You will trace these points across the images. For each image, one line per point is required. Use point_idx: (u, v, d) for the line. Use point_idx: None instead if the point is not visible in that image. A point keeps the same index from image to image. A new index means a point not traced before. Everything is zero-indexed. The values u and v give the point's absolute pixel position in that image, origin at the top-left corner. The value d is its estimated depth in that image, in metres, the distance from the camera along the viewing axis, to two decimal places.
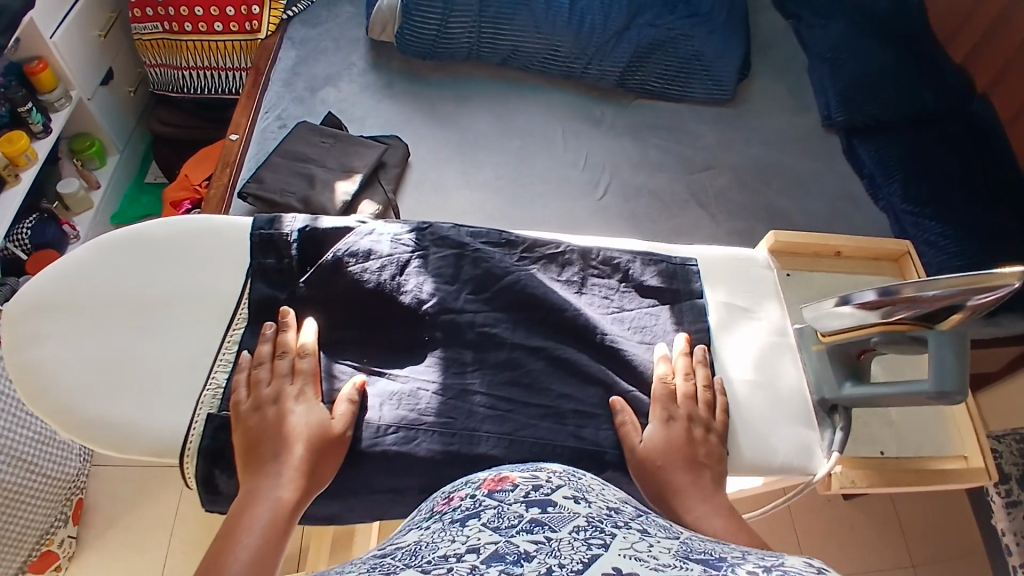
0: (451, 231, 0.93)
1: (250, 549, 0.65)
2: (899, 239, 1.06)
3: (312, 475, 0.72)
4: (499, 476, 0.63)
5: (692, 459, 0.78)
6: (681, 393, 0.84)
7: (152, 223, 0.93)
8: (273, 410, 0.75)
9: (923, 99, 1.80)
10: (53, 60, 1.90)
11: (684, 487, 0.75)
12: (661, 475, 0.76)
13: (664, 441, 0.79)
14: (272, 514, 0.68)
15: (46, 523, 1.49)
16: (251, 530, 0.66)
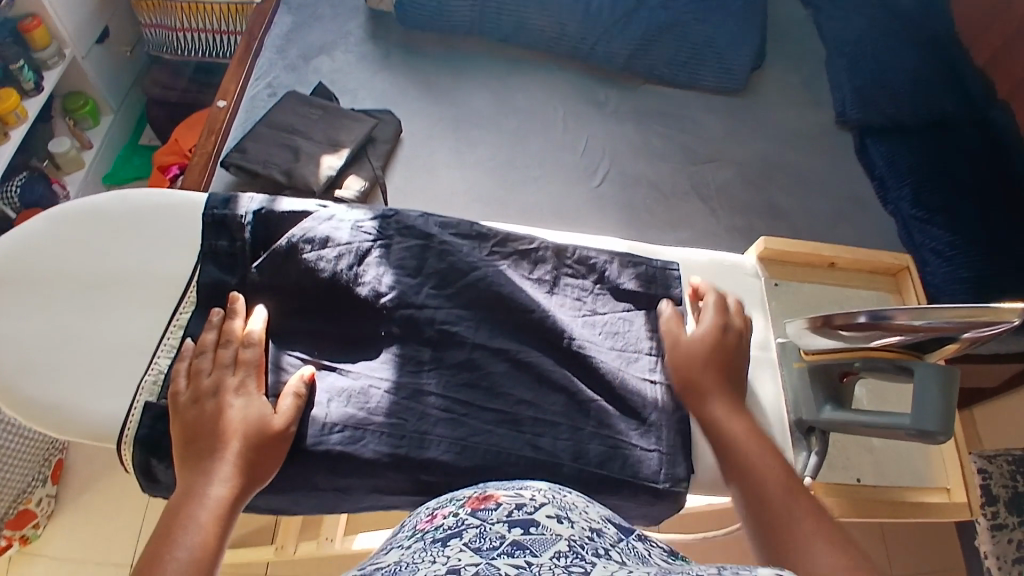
0: (418, 220, 0.88)
1: (189, 549, 0.60)
2: (898, 252, 1.01)
3: (253, 471, 0.68)
4: (483, 492, 0.63)
5: (733, 364, 0.81)
6: (733, 307, 0.86)
7: (109, 197, 0.90)
8: (213, 402, 0.71)
9: (942, 100, 1.71)
10: (46, 16, 1.84)
11: (712, 381, 0.79)
12: (699, 367, 0.80)
13: (710, 341, 0.81)
14: (211, 512, 0.64)
15: (23, 482, 1.44)
16: (190, 530, 0.62)
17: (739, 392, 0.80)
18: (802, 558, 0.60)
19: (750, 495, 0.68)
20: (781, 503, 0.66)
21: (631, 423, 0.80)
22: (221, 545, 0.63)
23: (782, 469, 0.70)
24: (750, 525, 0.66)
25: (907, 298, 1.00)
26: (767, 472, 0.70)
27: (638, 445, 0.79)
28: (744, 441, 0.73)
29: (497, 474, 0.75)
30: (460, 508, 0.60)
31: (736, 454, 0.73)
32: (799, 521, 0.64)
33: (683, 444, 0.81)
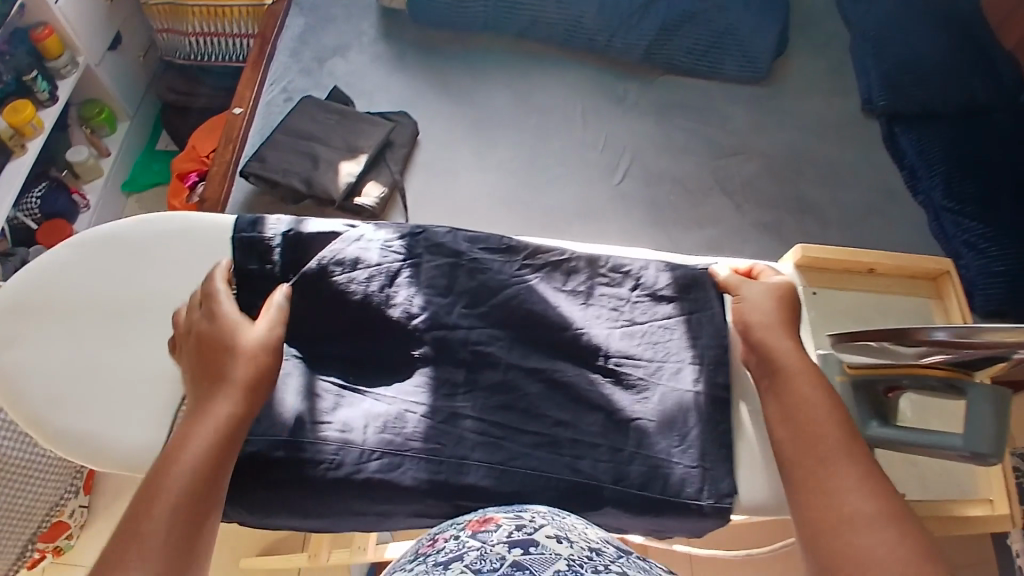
0: (446, 236, 0.86)
1: (195, 468, 0.61)
2: (940, 257, 0.99)
3: (256, 399, 0.69)
4: (482, 517, 0.65)
5: (798, 312, 0.82)
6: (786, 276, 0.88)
7: (130, 222, 0.90)
8: (216, 328, 0.71)
9: (974, 86, 1.66)
10: (57, 25, 1.81)
11: (776, 323, 0.79)
12: (764, 309, 0.80)
13: (783, 287, 0.82)
14: (219, 423, 0.65)
15: (55, 494, 1.40)
16: (196, 452, 0.62)
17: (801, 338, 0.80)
18: (846, 505, 0.62)
19: (805, 436, 0.69)
20: (837, 450, 0.67)
21: (671, 439, 0.78)
22: (227, 470, 0.64)
23: (840, 420, 0.69)
24: (797, 468, 0.68)
25: (948, 304, 0.98)
26: (822, 417, 0.70)
27: (678, 462, 0.77)
28: (805, 383, 0.73)
29: (538, 498, 0.74)
30: (461, 532, 0.62)
31: (795, 400, 0.72)
32: (849, 470, 0.65)
33: (726, 462, 0.78)
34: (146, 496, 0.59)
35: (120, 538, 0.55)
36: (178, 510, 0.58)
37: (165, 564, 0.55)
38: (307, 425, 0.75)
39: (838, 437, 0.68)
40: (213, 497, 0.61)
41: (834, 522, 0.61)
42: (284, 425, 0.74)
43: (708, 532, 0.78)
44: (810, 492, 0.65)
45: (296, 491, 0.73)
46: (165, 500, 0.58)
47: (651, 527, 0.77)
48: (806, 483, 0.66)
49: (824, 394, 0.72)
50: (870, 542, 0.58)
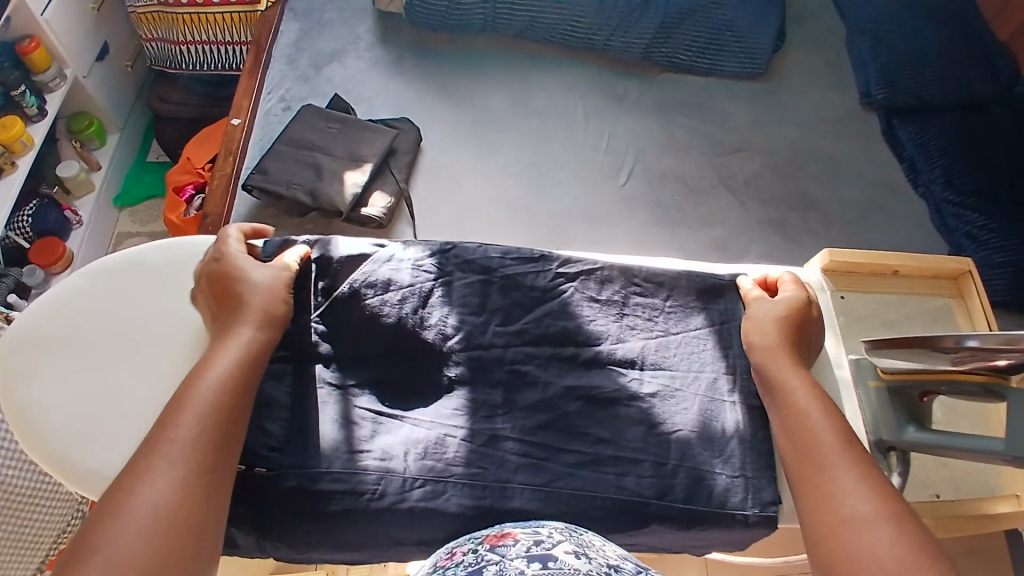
0: (476, 252, 0.86)
1: (216, 388, 0.66)
2: (961, 257, 0.99)
3: (274, 334, 0.74)
4: (500, 531, 0.67)
5: (806, 336, 0.80)
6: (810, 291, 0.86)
7: (146, 248, 0.88)
8: (236, 267, 0.76)
9: (970, 82, 1.65)
10: (44, 37, 1.67)
11: (775, 348, 0.77)
12: (763, 332, 0.79)
13: (790, 308, 0.80)
14: (241, 350, 0.70)
15: (64, 519, 1.30)
16: (216, 375, 0.67)
17: (806, 363, 0.79)
18: (849, 510, 0.63)
19: (802, 445, 0.70)
20: (834, 457, 0.67)
21: (713, 450, 0.78)
22: (247, 393, 0.69)
23: (837, 426, 0.70)
24: (798, 477, 0.69)
25: (969, 302, 0.98)
26: (818, 425, 0.70)
27: (721, 472, 0.77)
28: (798, 391, 0.74)
29: (582, 519, 0.73)
30: (480, 545, 0.64)
31: (791, 406, 0.73)
32: (847, 476, 0.65)
33: (771, 472, 0.77)
34: (170, 411, 0.64)
35: (147, 448, 0.61)
36: (199, 430, 0.63)
37: (187, 477, 0.61)
38: (346, 454, 0.74)
39: (836, 442, 0.68)
40: (232, 418, 0.66)
41: (837, 530, 0.62)
42: (323, 456, 0.73)
43: (752, 540, 0.78)
44: (812, 502, 0.65)
45: (339, 522, 0.72)
46: (188, 417, 0.64)
47: (696, 540, 0.77)
48: (811, 493, 0.66)
49: (820, 403, 0.72)
50: (867, 546, 0.60)
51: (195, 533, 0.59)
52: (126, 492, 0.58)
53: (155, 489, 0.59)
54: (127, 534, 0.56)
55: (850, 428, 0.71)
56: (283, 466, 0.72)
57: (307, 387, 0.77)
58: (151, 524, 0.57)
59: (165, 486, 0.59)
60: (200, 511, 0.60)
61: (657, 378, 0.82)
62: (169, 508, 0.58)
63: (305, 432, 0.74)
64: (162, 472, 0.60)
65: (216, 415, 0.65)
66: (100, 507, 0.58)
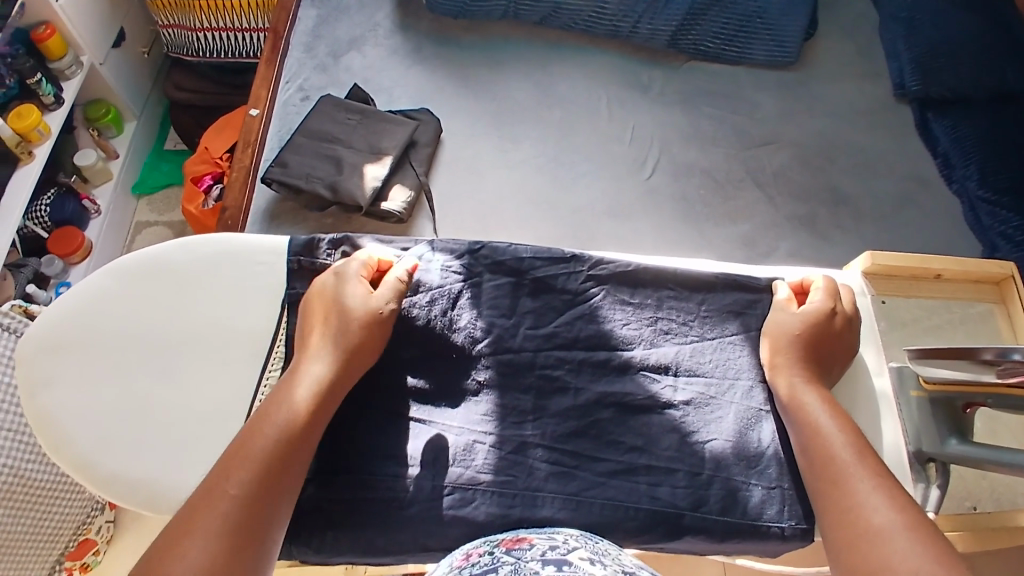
0: (506, 252, 0.84)
1: (289, 424, 0.66)
2: (1003, 261, 0.96)
3: (354, 367, 0.72)
4: (516, 536, 0.66)
5: (826, 354, 0.77)
6: (847, 298, 0.81)
7: (170, 246, 0.86)
8: (335, 294, 0.75)
9: (1008, 70, 1.54)
10: (60, 24, 1.62)
11: (791, 364, 0.76)
12: (778, 348, 0.78)
13: (805, 325, 0.77)
14: (319, 388, 0.69)
15: (84, 511, 1.30)
16: (288, 415, 0.66)
17: (825, 385, 0.75)
18: (867, 519, 0.61)
19: (818, 456, 0.69)
20: (850, 466, 0.66)
21: (748, 465, 0.75)
22: (314, 436, 0.67)
23: (851, 437, 0.69)
24: (818, 490, 0.67)
25: (1013, 308, 0.96)
26: (836, 437, 0.69)
27: (756, 485, 0.74)
28: (811, 404, 0.72)
29: (614, 530, 0.71)
30: (496, 548, 0.63)
31: (807, 418, 0.72)
32: (863, 486, 0.64)
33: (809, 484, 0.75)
34: (242, 444, 0.63)
35: (221, 469, 0.61)
36: (269, 459, 0.63)
37: (253, 504, 0.59)
38: (374, 458, 0.73)
39: (852, 451, 0.67)
40: (299, 452, 0.65)
41: (857, 540, 0.60)
42: (351, 462, 0.72)
43: (784, 552, 0.76)
44: (831, 515, 0.64)
45: (365, 529, 0.70)
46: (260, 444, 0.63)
47: (730, 552, 0.75)
48: (832, 506, 0.65)
49: (838, 416, 0.71)
50: (892, 553, 0.57)
51: (253, 563, 0.57)
52: (198, 512, 0.58)
53: (214, 524, 0.57)
54: (196, 552, 0.55)
55: (865, 439, 0.70)
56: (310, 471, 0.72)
57: None
58: (218, 547, 0.55)
59: (234, 511, 0.58)
60: (262, 542, 0.58)
61: (691, 385, 0.80)
62: (226, 544, 0.56)
63: (335, 437, 0.73)
64: (233, 496, 0.59)
65: (286, 448, 0.64)
66: (159, 541, 0.56)
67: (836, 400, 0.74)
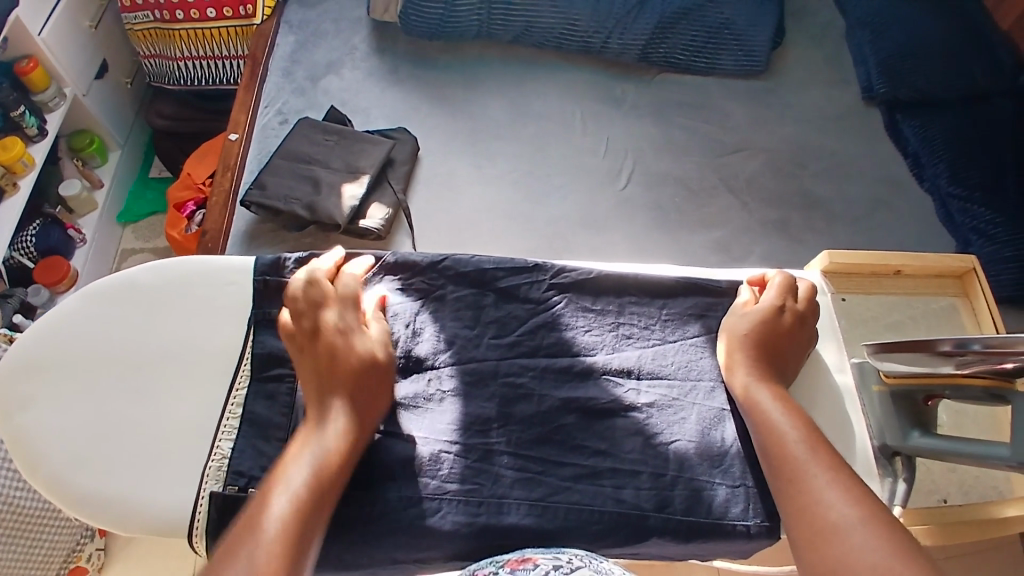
0: (470, 263, 0.86)
1: (317, 459, 0.67)
2: (964, 255, 0.98)
3: (372, 401, 0.73)
4: (521, 556, 0.67)
5: (778, 351, 0.78)
6: (803, 294, 0.82)
7: (140, 269, 0.87)
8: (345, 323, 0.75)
9: (973, 70, 1.57)
10: (42, 57, 1.64)
11: (746, 364, 0.77)
12: (735, 347, 0.79)
13: (756, 324, 0.79)
14: (347, 425, 0.70)
15: (74, 537, 1.30)
16: (315, 451, 0.68)
17: (779, 382, 0.77)
18: (824, 515, 0.62)
19: (774, 454, 0.69)
20: (804, 463, 0.67)
21: (712, 464, 0.76)
22: (344, 470, 0.69)
23: (805, 432, 0.70)
24: (777, 488, 0.68)
25: (976, 301, 0.97)
26: (788, 431, 0.70)
27: (720, 484, 0.75)
28: (765, 402, 0.73)
29: (581, 534, 0.72)
30: (500, 569, 0.65)
31: (762, 418, 0.72)
32: (819, 480, 0.64)
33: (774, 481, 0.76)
34: (274, 482, 0.65)
35: (254, 506, 0.63)
36: (309, 481, 0.65)
37: (299, 515, 0.63)
38: None
39: (804, 447, 0.68)
40: (332, 484, 0.67)
41: (817, 536, 0.61)
42: None
43: (754, 551, 0.76)
44: (790, 513, 0.64)
45: (333, 544, 0.71)
46: (295, 478, 0.65)
47: (700, 552, 0.75)
48: (789, 503, 0.65)
49: (790, 412, 0.72)
50: (854, 548, 0.58)
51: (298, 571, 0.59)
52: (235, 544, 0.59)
53: (249, 555, 0.58)
54: (245, 560, 0.58)
55: (819, 431, 0.71)
56: None
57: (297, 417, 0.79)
58: (263, 560, 0.58)
59: (282, 521, 0.61)
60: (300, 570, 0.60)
61: (655, 388, 0.81)
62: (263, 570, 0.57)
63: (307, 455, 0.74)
64: (273, 522, 0.61)
65: (326, 467, 0.67)
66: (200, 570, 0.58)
67: (790, 397, 0.75)
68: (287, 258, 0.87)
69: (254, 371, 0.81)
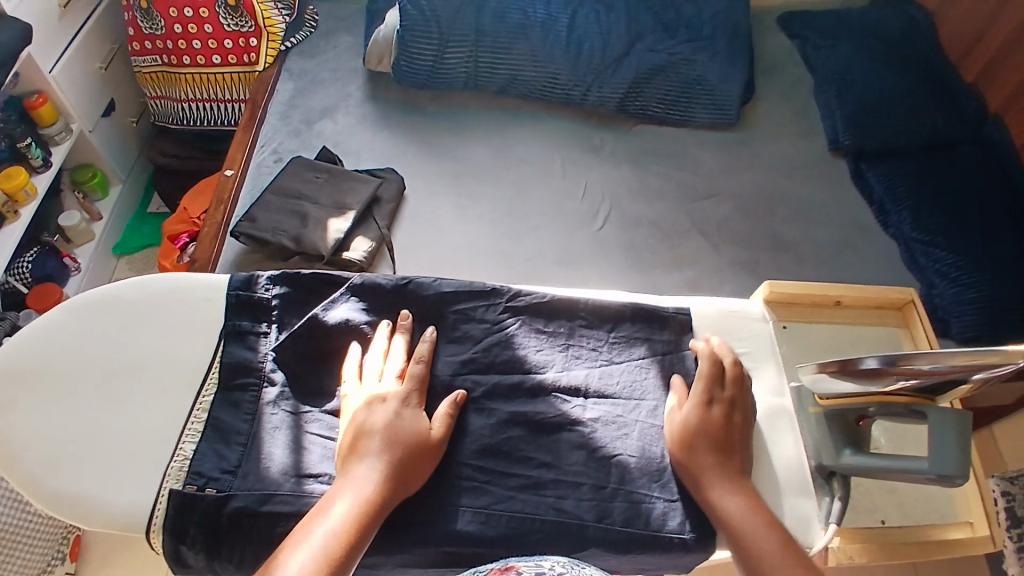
0: (433, 285, 0.92)
1: (345, 514, 0.69)
2: (903, 287, 1.04)
3: (409, 461, 0.74)
4: (504, 565, 0.64)
5: (725, 444, 0.79)
6: (729, 376, 0.84)
7: (124, 284, 0.92)
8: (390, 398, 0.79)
9: (934, 124, 1.66)
10: (52, 93, 1.74)
11: (704, 466, 0.77)
12: (688, 453, 0.78)
13: (695, 424, 0.79)
14: (376, 480, 0.72)
15: (44, 559, 1.30)
16: (342, 505, 0.69)
17: (732, 475, 0.77)
18: None
19: (753, 566, 0.70)
20: None
21: (651, 477, 0.80)
22: (374, 523, 0.70)
23: (783, 546, 0.70)
24: None
25: (914, 330, 1.03)
26: (765, 543, 0.71)
27: (658, 497, 0.79)
28: (728, 508, 0.74)
29: (521, 542, 0.75)
30: None
31: (735, 527, 0.73)
32: None
33: None
34: (297, 534, 0.68)
35: (274, 556, 0.66)
36: (334, 534, 0.67)
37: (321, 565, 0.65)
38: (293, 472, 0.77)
39: (784, 565, 0.68)
40: (362, 535, 0.68)
41: None
42: (273, 479, 0.78)
43: (692, 564, 0.80)
44: None
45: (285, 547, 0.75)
46: (318, 530, 0.67)
47: (640, 565, 0.78)
48: None
49: (760, 520, 0.73)
50: None
51: None
52: None
53: None
54: None
55: (792, 538, 0.72)
56: (233, 488, 0.78)
57: (259, 425, 0.83)
58: None
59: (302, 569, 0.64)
60: None
61: (600, 405, 0.85)
62: None
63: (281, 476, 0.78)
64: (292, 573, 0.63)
65: (355, 522, 0.68)
66: None
67: (751, 492, 0.76)
68: (260, 277, 0.92)
69: (220, 380, 0.86)
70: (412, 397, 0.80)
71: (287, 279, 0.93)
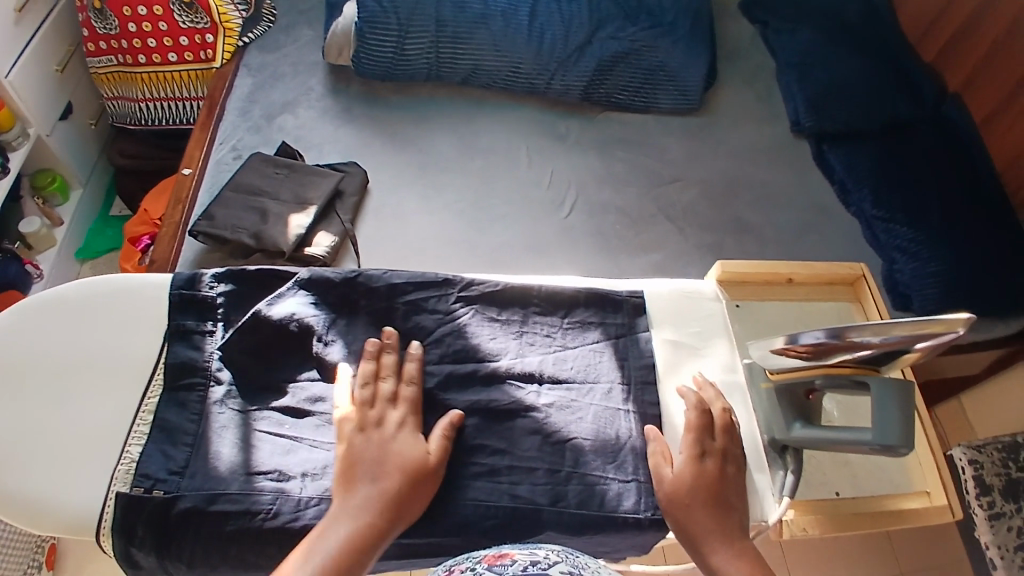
0: (383, 277, 0.90)
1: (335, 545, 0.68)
2: (852, 262, 1.05)
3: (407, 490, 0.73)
4: (498, 552, 0.66)
5: (722, 498, 0.76)
6: (717, 426, 0.82)
7: (66, 285, 0.89)
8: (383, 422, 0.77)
9: (894, 103, 1.68)
10: (8, 98, 1.71)
11: (704, 523, 0.74)
12: (687, 513, 0.74)
13: (687, 479, 0.76)
14: (371, 509, 0.71)
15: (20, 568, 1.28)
16: (335, 535, 0.69)
17: (731, 531, 0.73)
18: None
19: None
20: None
21: (606, 458, 0.80)
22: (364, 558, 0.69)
23: None
24: None
25: (866, 304, 1.04)
26: None
27: (613, 478, 0.79)
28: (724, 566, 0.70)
29: (478, 529, 0.75)
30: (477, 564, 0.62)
31: None
32: None
33: None
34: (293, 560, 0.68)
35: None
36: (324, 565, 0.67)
37: None
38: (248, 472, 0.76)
39: None
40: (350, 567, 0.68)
41: None
42: (222, 477, 0.77)
43: (645, 542, 0.81)
44: None
45: (239, 544, 0.75)
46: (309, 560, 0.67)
47: (597, 545, 0.79)
48: None
49: None
50: None
51: None
52: None
53: None
54: None
55: None
56: (180, 488, 0.76)
57: (203, 425, 0.81)
58: None
59: None
60: None
61: (554, 390, 0.85)
62: None
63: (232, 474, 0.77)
64: None
65: (346, 553, 0.68)
66: None
67: (751, 552, 0.72)
68: (206, 274, 0.90)
69: (166, 379, 0.84)
70: (407, 422, 0.78)
71: (231, 276, 0.91)
